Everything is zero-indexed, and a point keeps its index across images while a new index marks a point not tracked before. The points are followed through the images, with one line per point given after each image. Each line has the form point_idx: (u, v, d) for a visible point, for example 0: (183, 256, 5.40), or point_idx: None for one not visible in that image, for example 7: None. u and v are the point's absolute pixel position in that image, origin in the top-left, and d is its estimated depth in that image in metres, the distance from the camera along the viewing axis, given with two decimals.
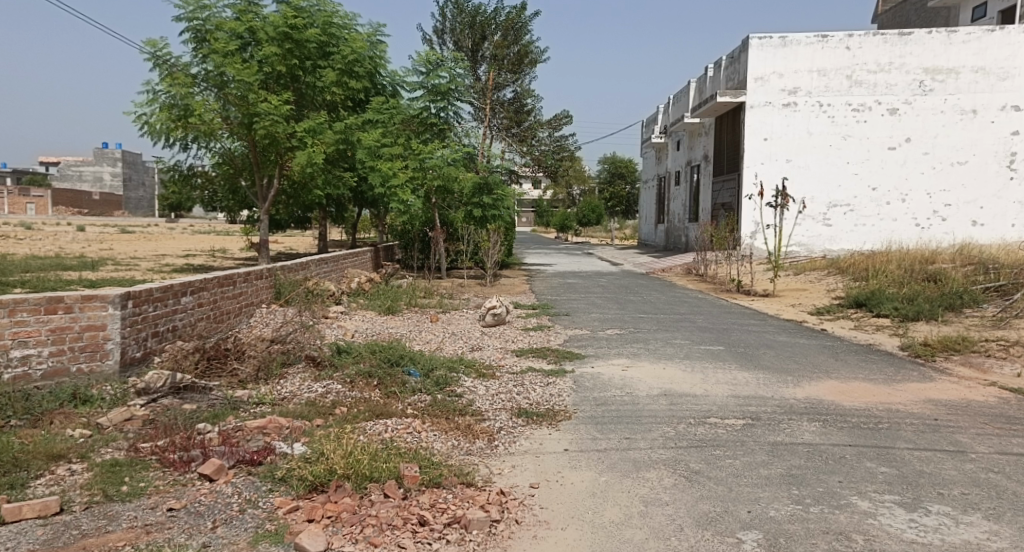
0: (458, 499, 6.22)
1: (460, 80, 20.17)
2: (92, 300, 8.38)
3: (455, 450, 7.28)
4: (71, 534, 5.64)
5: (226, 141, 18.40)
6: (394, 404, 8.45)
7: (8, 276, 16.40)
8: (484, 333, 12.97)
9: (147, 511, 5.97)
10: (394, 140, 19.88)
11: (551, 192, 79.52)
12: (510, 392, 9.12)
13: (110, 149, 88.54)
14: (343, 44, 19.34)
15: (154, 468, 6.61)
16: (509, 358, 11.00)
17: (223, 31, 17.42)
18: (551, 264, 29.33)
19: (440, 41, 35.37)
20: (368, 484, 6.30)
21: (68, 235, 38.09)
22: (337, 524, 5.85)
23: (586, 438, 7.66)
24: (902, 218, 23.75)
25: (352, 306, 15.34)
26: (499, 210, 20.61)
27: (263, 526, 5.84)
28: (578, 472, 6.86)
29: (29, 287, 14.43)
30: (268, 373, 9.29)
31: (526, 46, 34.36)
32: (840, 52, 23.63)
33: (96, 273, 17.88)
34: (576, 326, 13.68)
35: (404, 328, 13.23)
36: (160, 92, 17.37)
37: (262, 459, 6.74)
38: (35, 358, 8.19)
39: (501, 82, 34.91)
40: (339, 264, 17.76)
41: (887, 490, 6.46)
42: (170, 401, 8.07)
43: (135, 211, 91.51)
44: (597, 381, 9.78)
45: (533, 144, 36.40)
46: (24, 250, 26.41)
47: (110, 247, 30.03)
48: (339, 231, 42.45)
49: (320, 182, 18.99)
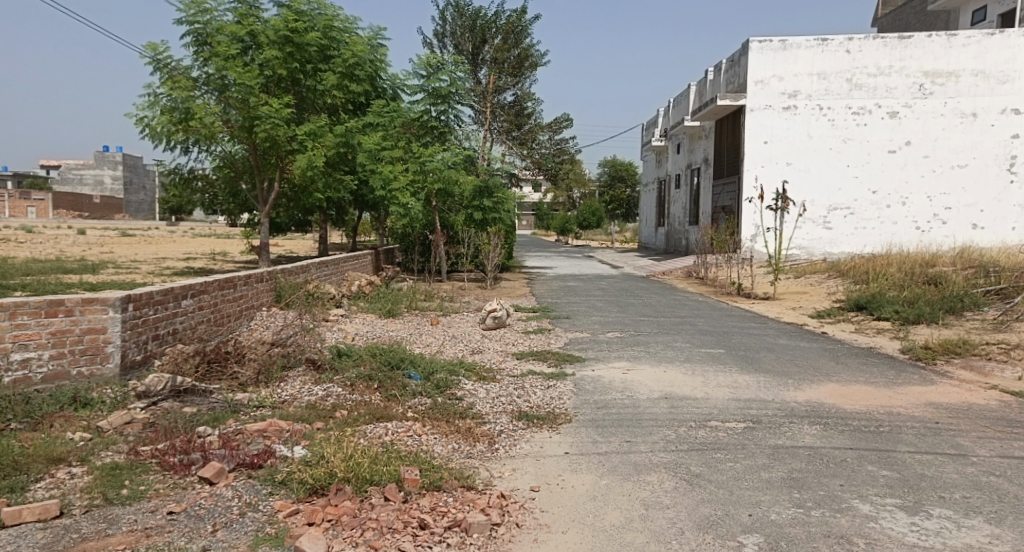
0: (459, 502, 6.21)
1: (461, 83, 20.18)
2: (92, 303, 8.37)
3: (455, 453, 7.28)
4: (71, 538, 5.63)
5: (226, 144, 18.41)
6: (394, 407, 8.44)
7: (9, 279, 16.39)
8: (485, 336, 12.96)
9: (147, 514, 5.97)
10: (395, 143, 19.89)
11: (551, 195, 79.55)
12: (510, 395, 9.11)
13: (111, 153, 88.63)
14: (343, 48, 19.30)
15: (154, 471, 6.61)
16: (510, 361, 10.99)
17: (224, 34, 17.45)
18: (551, 267, 29.28)
19: (441, 44, 35.38)
20: (368, 488, 6.29)
21: (69, 237, 38.17)
22: (338, 527, 5.84)
23: (586, 441, 7.65)
24: (902, 221, 23.75)
25: (353, 309, 15.33)
26: (499, 213, 20.50)
27: (263, 529, 5.84)
28: (579, 475, 6.85)
29: (29, 290, 14.43)
30: (268, 376, 9.29)
31: (526, 49, 34.35)
32: (840, 55, 23.65)
33: (97, 276, 17.89)
34: (576, 329, 13.67)
35: (404, 330, 13.23)
36: (161, 95, 17.39)
37: (262, 462, 6.74)
38: (36, 361, 8.17)
39: (501, 85, 34.91)
40: (339, 267, 17.75)
41: (888, 493, 6.46)
42: (170, 404, 8.08)
43: (135, 214, 91.60)
44: (597, 384, 9.77)
45: (533, 147, 36.40)
46: (25, 253, 26.44)
47: (111, 249, 30.05)
48: (339, 234, 42.47)
49: (320, 185, 18.98)
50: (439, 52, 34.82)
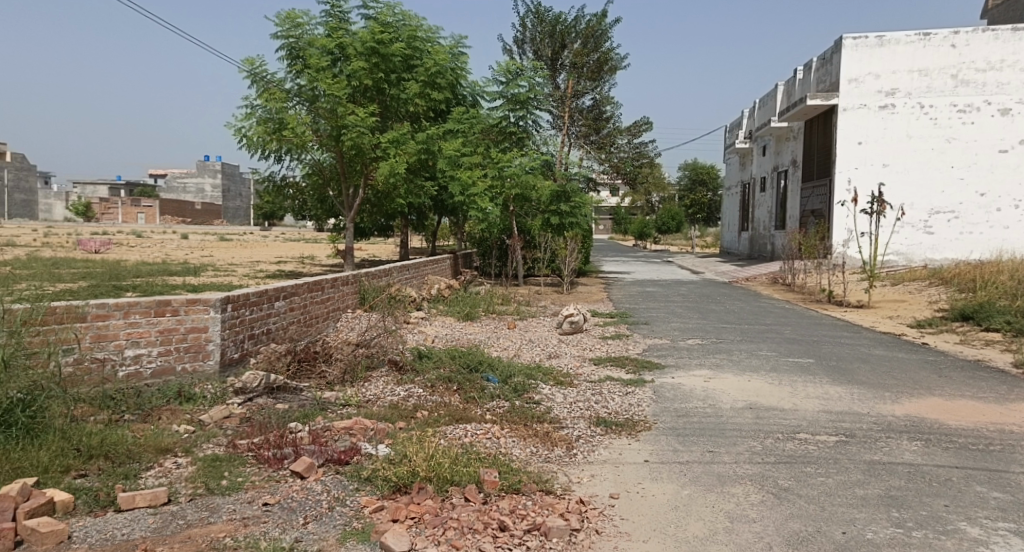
0: (539, 506, 6.32)
1: (540, 88, 20.36)
2: (196, 303, 8.85)
3: (533, 457, 7.40)
4: (178, 524, 5.95)
5: (316, 153, 19.01)
6: (472, 409, 8.62)
7: (123, 281, 17.36)
8: (562, 341, 13.06)
9: (245, 504, 6.27)
10: (474, 149, 20.32)
11: (629, 200, 79.14)
12: (589, 401, 9.19)
13: (212, 163, 92.58)
14: (426, 57, 19.70)
15: (250, 464, 6.94)
16: (588, 366, 11.05)
17: (315, 47, 18.11)
18: (631, 273, 29.27)
19: (520, 50, 35.64)
20: (449, 487, 6.47)
21: (172, 243, 40.16)
22: (420, 525, 6.01)
23: (668, 450, 7.66)
24: (1014, 224, 22.86)
25: (432, 312, 15.62)
26: (577, 218, 20.41)
27: (350, 524, 6.07)
28: (660, 484, 6.89)
29: (142, 290, 15.27)
30: (353, 376, 9.60)
31: (606, 53, 34.28)
32: (945, 51, 22.89)
33: (198, 278, 18.78)
34: (655, 336, 13.64)
35: (482, 334, 13.44)
36: (257, 107, 18.14)
37: (348, 459, 7.00)
38: (146, 357, 8.64)
39: (580, 89, 34.91)
40: (420, 270, 18.14)
41: (1001, 517, 6.26)
42: (264, 400, 8.46)
43: (231, 220, 95.27)
44: (678, 391, 9.75)
45: (612, 151, 36.45)
46: (133, 256, 27.95)
47: (207, 253, 31.45)
48: (419, 239, 43.29)
49: (402, 192, 19.41)
50: (517, 59, 35.15)
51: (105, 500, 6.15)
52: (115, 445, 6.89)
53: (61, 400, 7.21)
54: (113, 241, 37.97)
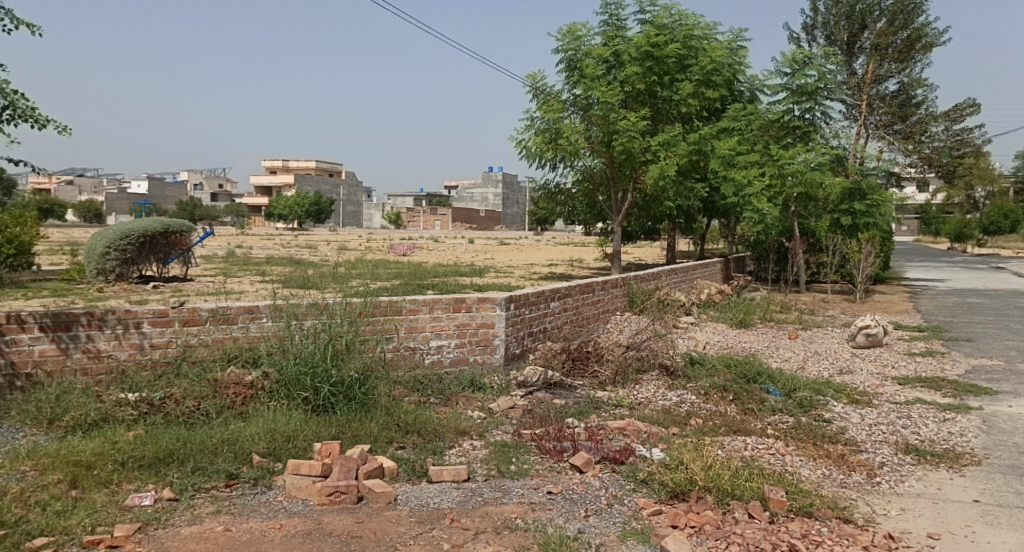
0: (836, 534, 6.02)
1: (831, 77, 19.24)
2: (485, 301, 9.61)
3: (827, 480, 7.07)
4: (478, 500, 6.42)
5: (587, 159, 19.58)
6: (751, 422, 8.42)
7: (426, 280, 19.09)
8: (856, 355, 12.28)
9: (532, 490, 6.63)
10: (751, 147, 19.67)
11: (947, 195, 71.33)
12: (893, 425, 8.58)
13: (497, 173, 98.42)
14: (702, 54, 19.40)
15: (534, 453, 7.34)
16: (890, 387, 10.28)
17: (591, 57, 18.69)
18: (940, 280, 26.69)
19: (810, 37, 34.11)
20: (730, 501, 6.38)
21: (462, 245, 43.31)
22: (701, 535, 5.97)
23: (1003, 491, 6.94)
24: None
25: (703, 318, 15.43)
26: (872, 218, 18.72)
27: (630, 523, 6.19)
28: (997, 531, 6.24)
29: (438, 288, 16.66)
30: (625, 377, 9.78)
31: (918, 29, 31.18)
32: None
33: (483, 278, 20.09)
34: (982, 356, 12.34)
35: (760, 343, 13.03)
36: (536, 119, 19.16)
37: (624, 459, 7.15)
38: (446, 348, 9.43)
39: (882, 74, 32.27)
40: (689, 275, 18.02)
41: None
42: (543, 394, 8.89)
43: (510, 226, 100.22)
44: (1017, 424, 8.76)
45: (921, 141, 32.92)
46: (429, 258, 30.55)
47: (492, 255, 33.50)
48: (691, 242, 42.85)
49: (672, 194, 19.21)
50: (809, 45, 33.33)
51: (421, 471, 6.79)
52: (426, 423, 7.60)
53: (386, 381, 8.14)
54: (414, 244, 41.81)
